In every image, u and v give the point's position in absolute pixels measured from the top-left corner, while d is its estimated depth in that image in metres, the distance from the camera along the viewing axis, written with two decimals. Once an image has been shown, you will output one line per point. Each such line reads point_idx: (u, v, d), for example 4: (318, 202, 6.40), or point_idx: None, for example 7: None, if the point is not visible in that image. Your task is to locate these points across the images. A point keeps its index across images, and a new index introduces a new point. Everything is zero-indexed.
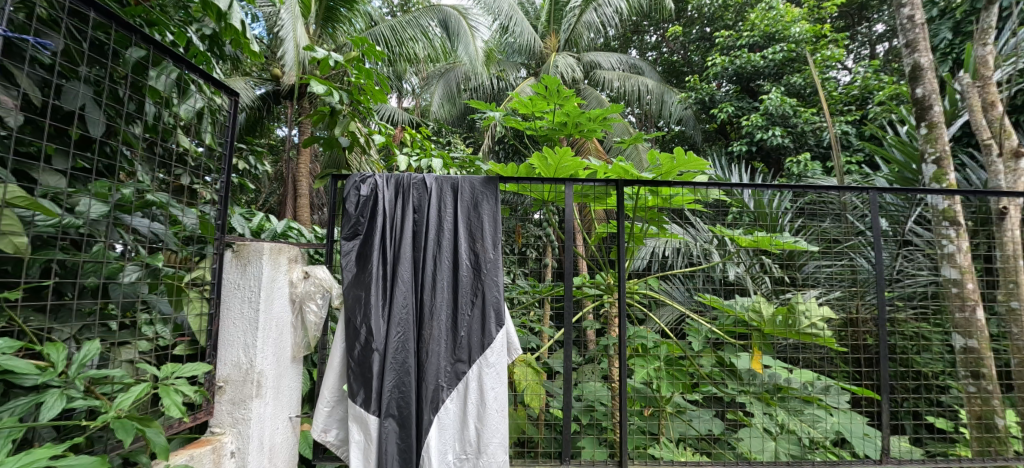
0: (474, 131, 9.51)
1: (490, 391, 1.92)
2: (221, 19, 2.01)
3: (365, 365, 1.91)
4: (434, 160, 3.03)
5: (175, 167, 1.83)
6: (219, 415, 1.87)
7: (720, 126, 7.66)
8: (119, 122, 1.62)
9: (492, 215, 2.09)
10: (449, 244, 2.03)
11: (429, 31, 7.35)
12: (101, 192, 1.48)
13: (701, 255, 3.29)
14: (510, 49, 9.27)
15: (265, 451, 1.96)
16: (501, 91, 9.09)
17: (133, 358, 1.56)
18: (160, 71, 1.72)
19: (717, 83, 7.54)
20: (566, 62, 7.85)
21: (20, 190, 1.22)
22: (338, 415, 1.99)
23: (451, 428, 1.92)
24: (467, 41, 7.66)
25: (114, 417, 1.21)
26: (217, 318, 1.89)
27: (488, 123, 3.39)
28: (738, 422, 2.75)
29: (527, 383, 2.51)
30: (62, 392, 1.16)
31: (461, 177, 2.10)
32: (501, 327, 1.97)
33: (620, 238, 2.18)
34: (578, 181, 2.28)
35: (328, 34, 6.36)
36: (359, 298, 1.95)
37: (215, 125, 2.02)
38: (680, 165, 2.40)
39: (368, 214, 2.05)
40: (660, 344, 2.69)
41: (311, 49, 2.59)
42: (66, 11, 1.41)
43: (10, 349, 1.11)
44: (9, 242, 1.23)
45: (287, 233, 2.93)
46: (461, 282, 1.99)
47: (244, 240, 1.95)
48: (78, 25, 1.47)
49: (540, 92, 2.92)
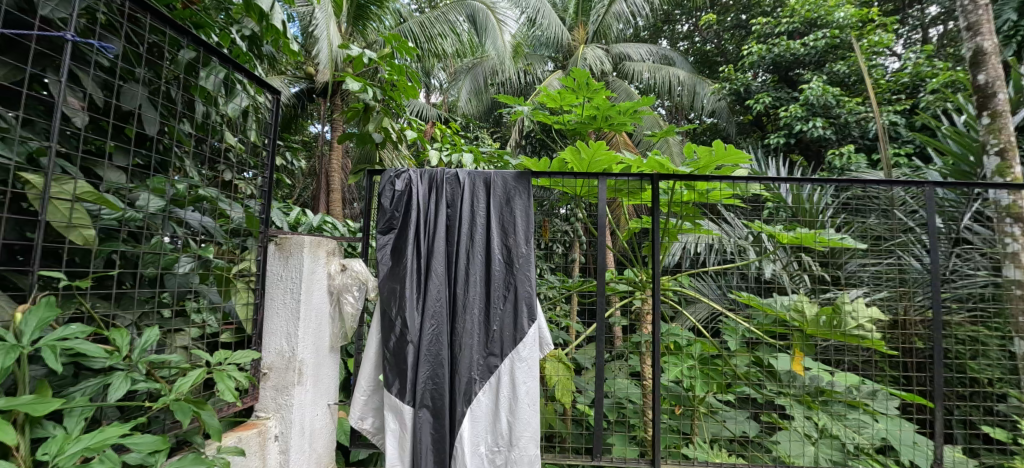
0: (501, 126, 9.53)
1: (522, 385, 1.94)
2: (262, 19, 2.10)
3: (400, 355, 1.96)
4: (465, 156, 3.10)
5: (222, 163, 1.92)
6: (264, 400, 1.96)
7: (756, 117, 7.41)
8: (172, 120, 1.71)
9: (525, 209, 2.09)
10: (482, 238, 2.05)
11: (457, 26, 7.42)
12: (158, 187, 1.57)
13: (736, 254, 3.19)
14: (538, 42, 9.26)
15: (306, 436, 2.05)
16: (528, 85, 9.10)
17: (187, 344, 1.67)
18: (209, 70, 1.81)
19: (753, 73, 7.24)
20: (594, 54, 7.85)
21: (88, 186, 1.31)
22: (374, 404, 2.05)
23: (484, 420, 1.94)
24: (495, 36, 7.77)
25: (174, 400, 1.27)
26: (262, 307, 1.99)
27: (516, 117, 3.38)
28: (774, 425, 2.64)
29: (559, 378, 2.52)
30: (127, 374, 1.21)
31: (493, 172, 2.12)
32: (533, 322, 1.99)
33: (656, 233, 2.12)
34: (612, 175, 2.24)
35: (358, 31, 6.43)
36: (394, 291, 2.00)
37: (258, 123, 2.11)
38: (719, 158, 2.30)
39: (402, 208, 2.10)
40: (693, 342, 2.65)
41: (346, 47, 2.66)
42: (124, 14, 1.49)
43: (83, 334, 1.10)
44: (80, 234, 1.28)
45: (322, 227, 3.03)
46: (494, 277, 2.01)
47: (286, 233, 2.03)
48: (135, 29, 1.56)
49: (569, 85, 2.89)
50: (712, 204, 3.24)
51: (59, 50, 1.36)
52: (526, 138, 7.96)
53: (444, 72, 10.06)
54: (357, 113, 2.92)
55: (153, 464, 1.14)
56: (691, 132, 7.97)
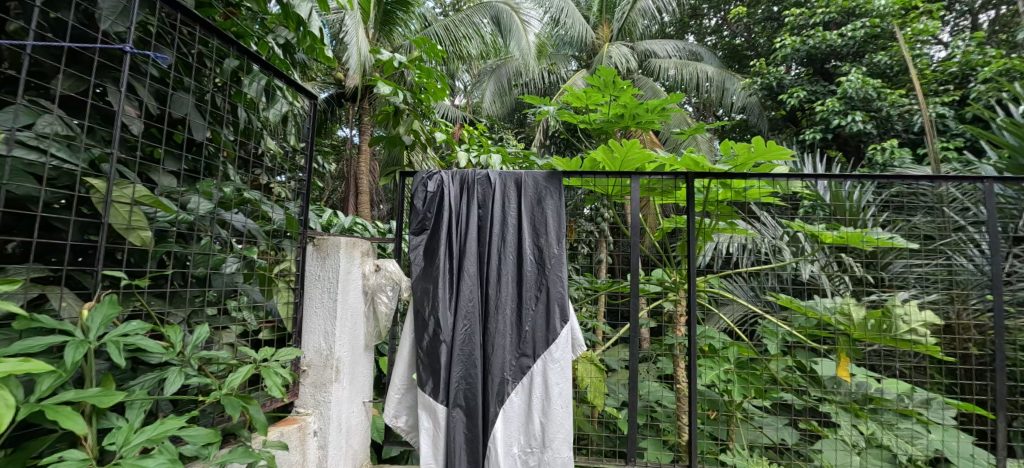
0: (526, 126, 9.53)
1: (555, 386, 1.93)
2: (299, 27, 2.17)
3: (433, 354, 1.99)
4: (493, 157, 3.12)
5: (263, 167, 2.00)
6: (303, 397, 2.02)
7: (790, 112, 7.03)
8: (219, 126, 1.78)
9: (557, 209, 2.09)
10: (513, 239, 2.06)
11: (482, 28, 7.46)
12: (207, 190, 1.65)
13: (772, 254, 3.08)
14: (561, 41, 9.21)
15: (343, 433, 2.10)
16: (552, 85, 9.07)
17: (233, 341, 1.74)
18: (252, 78, 1.89)
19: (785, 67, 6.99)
20: (620, 52, 7.77)
21: (145, 191, 1.38)
22: (407, 403, 2.08)
23: (517, 421, 1.95)
24: (519, 37, 7.87)
25: (224, 394, 1.33)
26: (301, 306, 2.05)
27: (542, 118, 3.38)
28: (815, 432, 2.54)
29: (591, 380, 2.51)
30: (180, 369, 1.27)
31: (524, 172, 2.12)
32: (565, 323, 1.98)
33: (691, 232, 2.08)
34: (645, 174, 2.21)
35: (385, 35, 6.39)
36: (427, 291, 2.03)
37: (296, 127, 2.19)
38: (758, 155, 2.23)
39: (434, 210, 2.13)
40: (729, 345, 2.60)
41: (377, 52, 2.71)
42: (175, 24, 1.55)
43: (142, 330, 1.15)
44: (138, 236, 1.35)
45: (353, 228, 3.10)
46: (526, 277, 2.01)
47: (323, 234, 2.09)
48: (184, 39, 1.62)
49: (595, 84, 2.86)
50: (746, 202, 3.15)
51: (119, 62, 1.43)
52: (550, 138, 7.93)
53: (468, 73, 10.13)
54: (387, 117, 2.97)
55: (206, 454, 1.18)
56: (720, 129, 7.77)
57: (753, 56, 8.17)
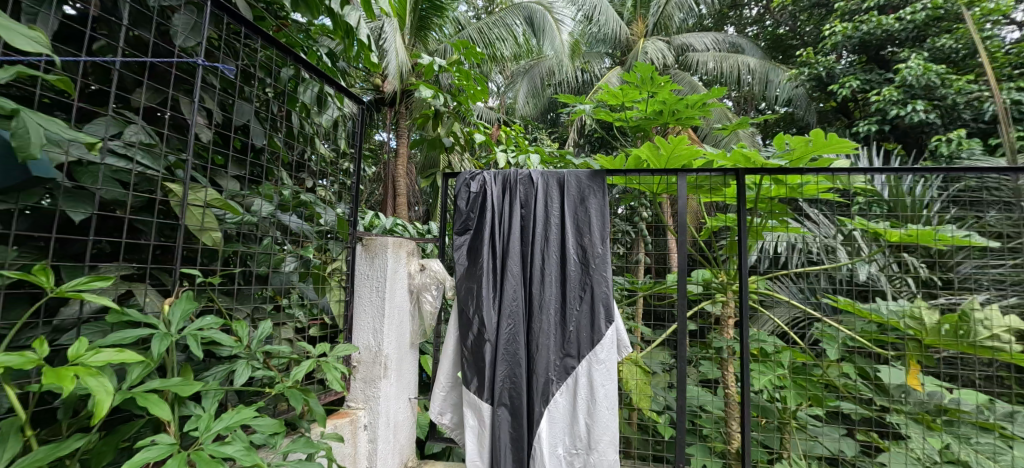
0: (559, 125, 9.47)
1: (601, 387, 1.91)
2: (346, 35, 2.26)
3: (477, 353, 2.01)
4: (531, 156, 3.13)
5: (316, 170, 2.08)
6: (354, 391, 2.09)
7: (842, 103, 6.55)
8: (276, 132, 1.87)
9: (600, 209, 2.06)
10: (557, 238, 2.05)
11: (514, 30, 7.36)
12: (268, 193, 1.74)
13: (825, 255, 2.93)
14: (594, 38, 9.10)
15: (391, 427, 2.15)
16: (585, 83, 8.97)
17: (290, 337, 1.82)
18: (306, 85, 1.98)
19: (835, 55, 6.58)
20: (656, 47, 7.68)
21: (215, 193, 1.45)
22: (452, 400, 2.12)
23: (562, 421, 1.94)
24: (553, 37, 7.76)
25: (287, 387, 1.40)
26: (351, 304, 2.12)
27: (576, 116, 3.36)
28: (878, 443, 2.40)
29: (636, 382, 2.47)
30: (248, 362, 1.34)
31: (567, 171, 2.11)
32: (611, 323, 1.95)
33: (742, 231, 2.01)
34: (692, 171, 2.15)
35: (421, 39, 6.24)
36: (471, 290, 2.06)
37: (345, 132, 2.28)
38: (817, 148, 2.12)
39: (477, 210, 2.15)
40: (782, 350, 2.50)
41: (418, 57, 2.78)
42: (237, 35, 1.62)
43: (215, 324, 1.23)
44: (209, 237, 1.44)
45: (394, 229, 3.18)
46: (569, 278, 2.00)
47: (371, 234, 2.16)
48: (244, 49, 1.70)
49: (631, 80, 2.79)
50: (795, 199, 3.01)
51: (191, 75, 1.52)
52: (585, 136, 7.84)
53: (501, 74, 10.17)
54: (427, 120, 3.04)
55: (273, 444, 1.24)
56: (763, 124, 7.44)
57: (799, 45, 7.76)
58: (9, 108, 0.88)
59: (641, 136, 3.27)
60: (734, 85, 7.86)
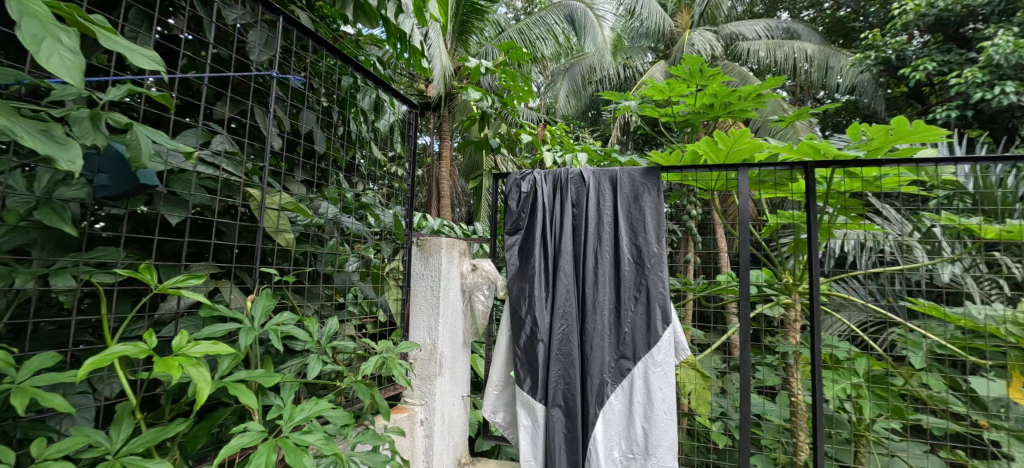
0: (604, 122, 9.31)
1: (658, 391, 1.87)
2: (398, 43, 2.34)
3: (530, 353, 2.02)
4: (579, 154, 3.12)
5: (374, 174, 2.17)
6: (411, 388, 2.15)
7: (917, 88, 5.99)
8: (338, 137, 1.96)
9: (655, 207, 2.01)
10: (610, 238, 2.02)
11: (555, 29, 7.39)
12: (333, 197, 1.83)
13: (900, 254, 2.72)
14: (637, 32, 8.90)
15: (445, 424, 2.20)
16: (629, 79, 8.78)
17: (353, 333, 1.90)
18: (365, 92, 2.07)
19: (906, 36, 6.08)
20: (704, 38, 7.42)
21: (288, 198, 1.53)
22: (505, 399, 2.13)
23: (617, 424, 1.92)
24: (595, 32, 7.49)
25: (356, 381, 1.47)
26: (408, 303, 2.19)
27: (621, 113, 3.32)
28: (968, 459, 2.20)
29: (694, 387, 2.40)
30: (319, 357, 1.41)
31: (620, 169, 2.07)
32: (668, 325, 1.90)
33: (812, 228, 1.89)
34: (755, 166, 2.04)
35: (461, 41, 6.19)
36: (523, 290, 2.07)
37: (400, 136, 2.35)
38: (899, 137, 1.96)
39: (528, 209, 2.16)
40: (858, 357, 2.36)
41: (465, 61, 2.94)
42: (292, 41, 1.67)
43: (291, 319, 1.30)
44: (284, 239, 1.50)
45: (441, 230, 3.24)
46: (624, 278, 1.97)
47: (426, 235, 2.22)
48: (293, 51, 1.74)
49: (679, 74, 2.68)
50: (864, 194, 2.80)
51: (265, 86, 1.63)
52: (629, 133, 7.66)
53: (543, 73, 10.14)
54: (474, 122, 3.11)
55: (344, 436, 1.29)
56: (824, 114, 6.99)
57: (862, 27, 7.20)
58: (123, 122, 0.95)
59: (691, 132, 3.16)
60: (790, 74, 7.42)
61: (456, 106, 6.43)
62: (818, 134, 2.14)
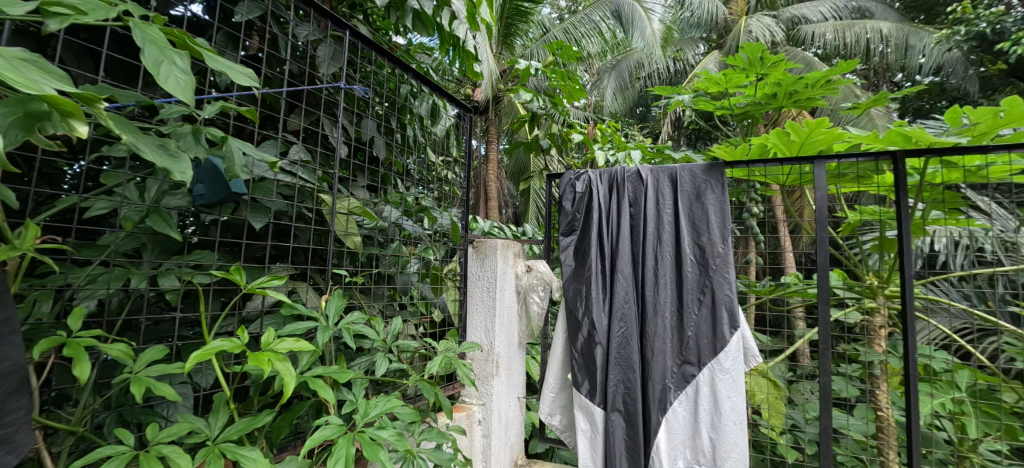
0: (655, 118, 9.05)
1: (725, 399, 1.80)
2: (451, 49, 2.40)
3: (588, 356, 2.00)
4: (633, 152, 3.06)
5: (432, 178, 2.23)
6: (469, 388, 2.18)
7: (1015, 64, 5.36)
8: (397, 143, 2.03)
9: (720, 205, 1.93)
10: (670, 238, 1.96)
11: (602, 26, 7.28)
12: (395, 201, 1.90)
13: (999, 252, 2.47)
14: (689, 23, 8.58)
15: (502, 424, 2.22)
16: (681, 72, 8.49)
17: (414, 333, 1.96)
18: (422, 99, 2.14)
19: (1002, 6, 5.45)
20: (762, 25, 7.04)
21: (355, 203, 1.61)
22: (562, 402, 2.12)
23: (681, 432, 1.86)
24: (644, 26, 7.46)
25: (420, 379, 1.51)
26: (465, 304, 2.23)
27: (673, 108, 3.19)
28: None
29: (765, 396, 2.28)
30: (386, 355, 1.46)
31: (680, 166, 2.01)
32: (735, 330, 1.82)
33: (904, 224, 1.74)
34: (833, 158, 1.89)
35: (505, 44, 6.14)
36: (579, 292, 2.06)
37: (455, 140, 2.41)
38: (1009, 121, 1.78)
39: (584, 210, 2.15)
40: (959, 369, 2.17)
41: (515, 62, 2.95)
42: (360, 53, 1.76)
43: (361, 318, 1.36)
44: (353, 241, 1.58)
45: (492, 231, 3.28)
46: (686, 280, 1.90)
47: (481, 237, 2.25)
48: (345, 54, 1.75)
49: (737, 63, 2.50)
50: (954, 185, 2.55)
51: (331, 97, 1.72)
52: (682, 128, 7.41)
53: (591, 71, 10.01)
54: (524, 123, 3.14)
55: (412, 431, 1.34)
56: (901, 98, 6.43)
57: (946, 0, 6.52)
58: (219, 136, 1.07)
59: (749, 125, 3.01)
60: (861, 58, 6.88)
61: (503, 108, 6.44)
62: (908, 121, 1.98)
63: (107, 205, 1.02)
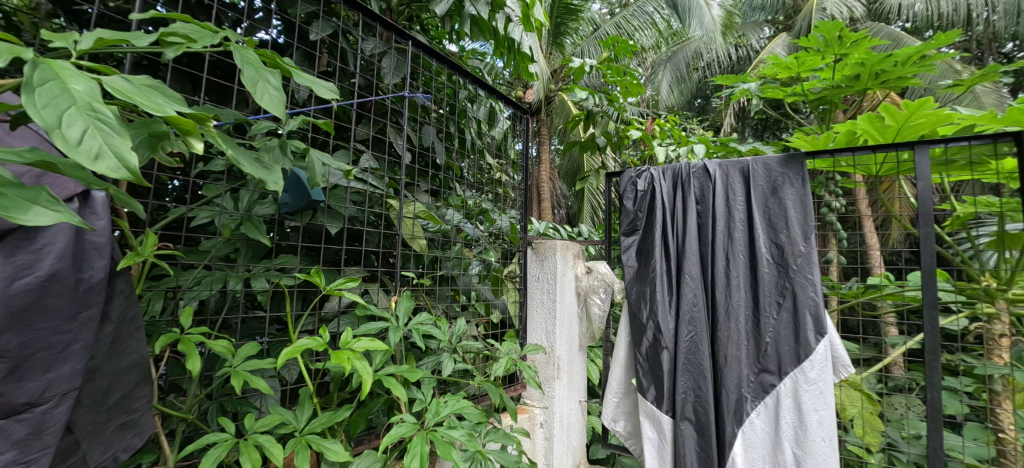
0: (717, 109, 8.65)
1: (812, 412, 1.67)
2: (505, 51, 2.42)
3: (654, 361, 1.92)
4: (696, 146, 2.96)
5: (490, 181, 2.27)
6: (530, 390, 2.19)
7: None
8: (457, 147, 2.08)
9: (799, 199, 1.78)
10: (743, 236, 1.84)
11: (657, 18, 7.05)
12: (456, 204, 1.95)
13: None
14: (751, 6, 8.12)
15: (564, 428, 2.21)
16: (745, 59, 8.04)
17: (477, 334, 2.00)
18: (479, 103, 2.18)
19: None
20: (835, 3, 6.53)
21: (420, 207, 1.67)
22: (626, 407, 2.08)
23: (760, 446, 1.74)
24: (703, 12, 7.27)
25: (484, 380, 1.54)
26: (525, 305, 2.25)
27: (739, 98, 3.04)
28: None
29: (858, 410, 2.11)
30: (451, 355, 1.50)
31: (752, 159, 1.88)
32: (822, 337, 1.68)
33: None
34: (940, 142, 1.61)
35: (555, 45, 6.09)
36: (643, 294, 1.99)
37: (512, 142, 2.43)
38: None
39: (646, 209, 2.08)
40: None
41: (568, 61, 2.93)
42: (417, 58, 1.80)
43: (428, 319, 1.41)
44: (418, 244, 1.64)
45: (548, 232, 3.27)
46: (763, 281, 1.78)
47: (541, 238, 2.26)
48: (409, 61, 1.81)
49: (811, 45, 2.31)
50: None
51: (395, 106, 1.79)
52: (747, 119, 7.03)
53: None
54: (579, 122, 3.12)
55: (478, 431, 1.37)
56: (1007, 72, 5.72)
57: None
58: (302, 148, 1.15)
59: (825, 111, 2.80)
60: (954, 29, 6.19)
61: (555, 108, 6.40)
62: None
63: (208, 214, 1.14)
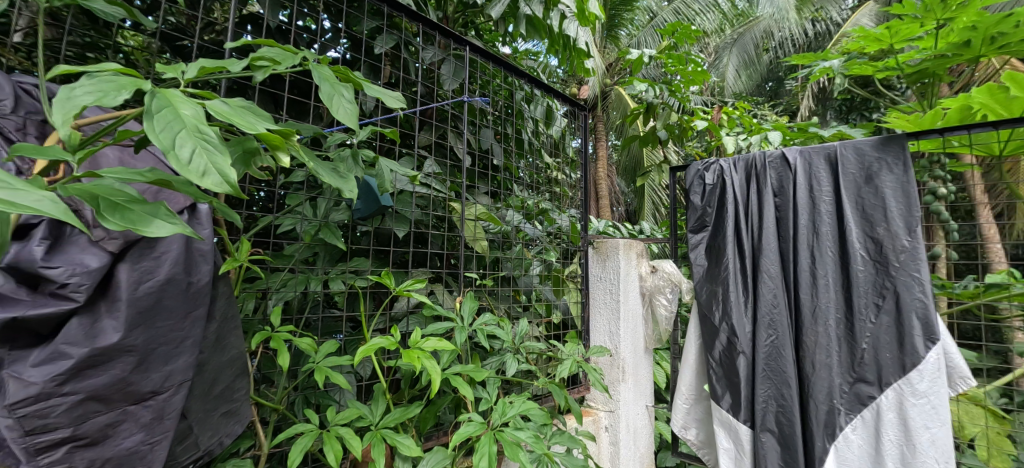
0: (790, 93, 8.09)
1: (921, 428, 1.50)
2: (561, 47, 2.40)
3: (729, 367, 1.79)
4: (769, 135, 2.78)
5: (549, 180, 2.28)
6: (594, 392, 2.18)
7: None
8: (516, 149, 2.11)
9: (900, 189, 1.60)
10: (831, 231, 1.69)
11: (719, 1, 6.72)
12: (517, 205, 1.97)
13: None
14: None
15: (630, 433, 2.18)
16: (821, 37, 7.45)
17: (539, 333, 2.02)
18: (536, 103, 2.18)
19: None
20: None
21: (481, 209, 1.70)
22: (697, 414, 2.00)
23: (857, 463, 1.58)
24: None
25: (548, 381, 1.55)
26: (588, 306, 2.23)
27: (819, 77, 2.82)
28: None
29: (980, 428, 1.91)
30: (514, 355, 1.52)
31: (840, 146, 1.72)
32: (932, 344, 1.50)
33: None
34: None
35: (611, 37, 5.98)
36: (715, 294, 1.87)
37: (570, 140, 2.41)
38: None
39: (716, 203, 1.96)
40: None
41: (626, 53, 2.86)
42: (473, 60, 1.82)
43: (492, 319, 1.44)
44: (480, 245, 1.68)
45: (609, 229, 3.22)
46: (857, 281, 1.62)
47: (602, 238, 2.25)
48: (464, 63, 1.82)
49: (908, 12, 2.06)
50: None
51: (456, 111, 1.84)
52: (824, 102, 6.52)
53: None
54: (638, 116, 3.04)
55: (544, 432, 1.38)
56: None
57: None
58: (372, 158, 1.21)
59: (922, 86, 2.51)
60: None
61: (612, 102, 6.29)
62: None
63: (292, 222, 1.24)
